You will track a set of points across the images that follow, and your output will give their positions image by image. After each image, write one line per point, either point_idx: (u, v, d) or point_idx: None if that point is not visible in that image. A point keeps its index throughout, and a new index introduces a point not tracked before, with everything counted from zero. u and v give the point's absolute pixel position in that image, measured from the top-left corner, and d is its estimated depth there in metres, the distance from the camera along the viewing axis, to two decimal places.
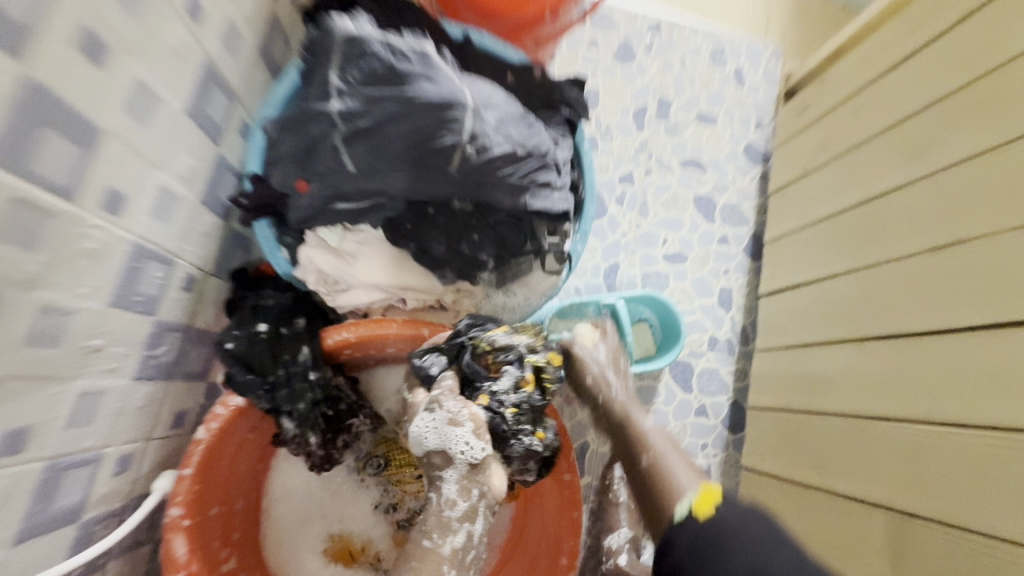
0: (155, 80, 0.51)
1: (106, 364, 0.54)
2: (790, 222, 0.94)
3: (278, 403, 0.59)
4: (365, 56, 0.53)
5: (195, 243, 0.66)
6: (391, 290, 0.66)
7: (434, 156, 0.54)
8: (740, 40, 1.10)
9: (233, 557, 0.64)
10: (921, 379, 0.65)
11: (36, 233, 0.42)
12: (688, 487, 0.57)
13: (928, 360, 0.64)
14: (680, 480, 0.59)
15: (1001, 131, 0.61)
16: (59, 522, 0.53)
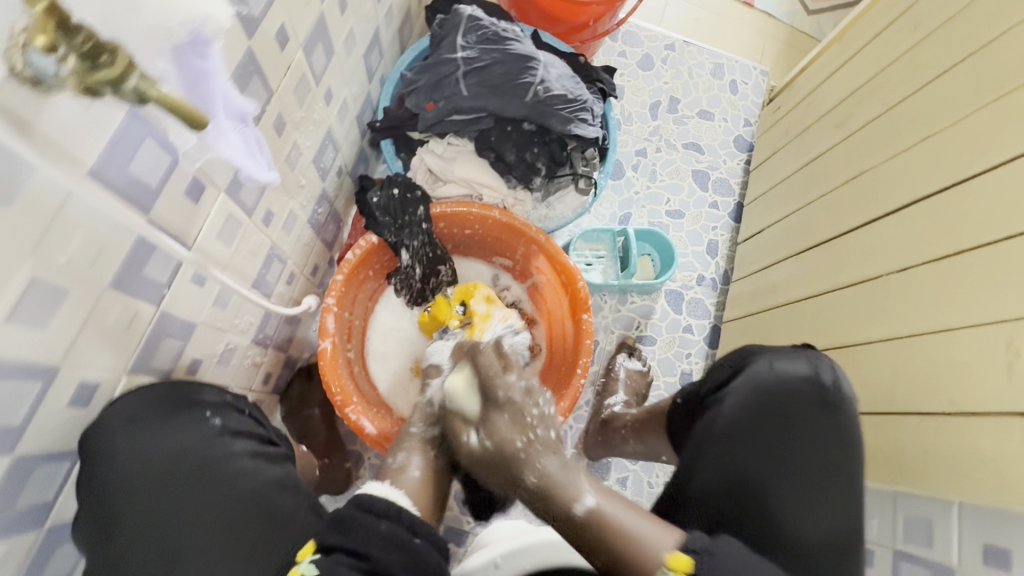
0: (361, 29, 0.85)
1: (303, 201, 0.85)
2: (763, 186, 1.26)
3: (402, 238, 0.92)
4: (482, 28, 0.90)
5: (348, 146, 0.98)
6: (473, 186, 0.98)
7: (518, 88, 0.89)
8: (735, 61, 1.45)
9: (353, 349, 0.95)
10: (844, 270, 0.92)
11: (305, 100, 0.74)
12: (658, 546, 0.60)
13: (845, 257, 0.93)
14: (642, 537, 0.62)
15: (888, 101, 0.94)
16: (264, 293, 0.81)
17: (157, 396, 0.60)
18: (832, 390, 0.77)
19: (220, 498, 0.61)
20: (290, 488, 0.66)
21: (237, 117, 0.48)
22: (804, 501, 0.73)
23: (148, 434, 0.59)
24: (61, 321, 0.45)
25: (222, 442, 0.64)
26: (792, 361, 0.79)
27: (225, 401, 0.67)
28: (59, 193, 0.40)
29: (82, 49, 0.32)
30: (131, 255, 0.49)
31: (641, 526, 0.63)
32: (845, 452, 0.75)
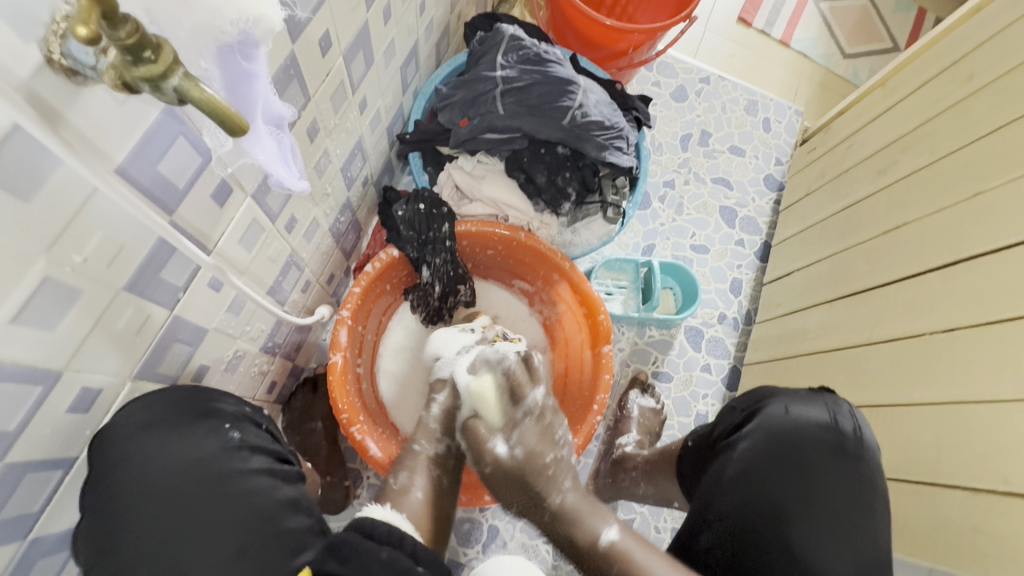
0: (403, 41, 0.84)
1: (326, 209, 0.83)
2: (795, 227, 1.23)
3: (423, 255, 0.89)
4: (524, 48, 0.89)
5: (377, 156, 0.96)
6: (500, 207, 0.96)
7: (555, 112, 0.88)
8: (770, 99, 1.43)
9: (363, 365, 0.92)
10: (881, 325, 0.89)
11: (340, 107, 0.72)
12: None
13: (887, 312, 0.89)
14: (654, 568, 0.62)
15: (936, 152, 0.92)
16: (277, 300, 0.78)
17: (175, 401, 0.56)
18: (851, 439, 0.72)
19: (231, 518, 0.54)
20: (304, 509, 0.59)
21: (274, 122, 0.46)
22: (829, 538, 0.66)
23: (162, 443, 0.55)
24: (70, 322, 0.42)
25: (239, 456, 0.58)
26: (808, 405, 0.74)
27: (243, 413, 0.63)
28: (84, 189, 0.38)
29: (125, 41, 0.28)
30: (148, 258, 0.47)
31: (647, 562, 0.62)
32: (859, 496, 0.69)
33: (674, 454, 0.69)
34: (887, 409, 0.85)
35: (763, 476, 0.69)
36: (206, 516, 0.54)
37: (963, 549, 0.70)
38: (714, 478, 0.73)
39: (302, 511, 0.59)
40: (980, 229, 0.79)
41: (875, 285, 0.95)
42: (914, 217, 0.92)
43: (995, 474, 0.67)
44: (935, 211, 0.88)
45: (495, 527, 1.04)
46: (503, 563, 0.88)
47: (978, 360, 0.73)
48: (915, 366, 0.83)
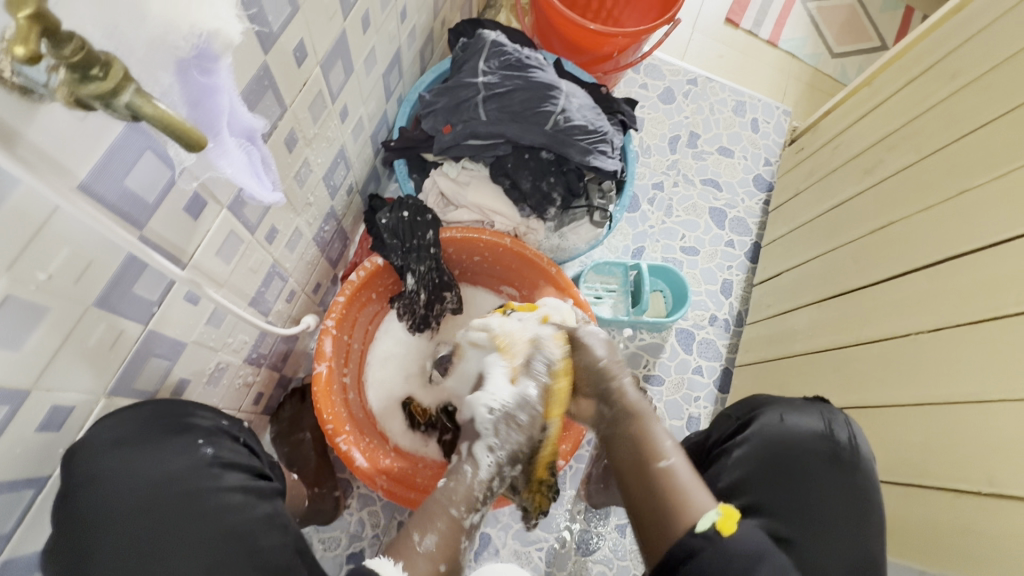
0: (383, 49, 0.83)
1: (310, 218, 0.82)
2: (784, 228, 1.23)
3: (408, 263, 0.89)
4: (505, 54, 0.89)
5: (361, 165, 0.95)
6: (485, 213, 0.95)
7: (538, 117, 0.87)
8: (758, 100, 1.43)
9: (349, 375, 0.91)
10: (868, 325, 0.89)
11: (320, 117, 0.72)
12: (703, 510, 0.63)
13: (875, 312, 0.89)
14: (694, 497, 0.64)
15: (922, 150, 0.92)
16: (261, 311, 0.78)
17: (146, 418, 0.55)
18: (847, 448, 0.71)
19: (202, 537, 0.53)
20: (280, 526, 0.58)
21: (243, 135, 0.46)
22: (828, 550, 0.65)
23: (133, 462, 0.54)
24: (37, 341, 0.42)
25: (211, 473, 0.57)
26: (803, 415, 0.74)
27: (219, 427, 0.62)
28: (46, 207, 0.37)
29: (70, 59, 0.28)
30: (118, 274, 0.46)
31: (693, 487, 0.65)
32: (857, 507, 0.68)
33: (670, 459, 0.67)
34: (875, 410, 0.85)
35: (757, 487, 0.69)
36: (177, 535, 0.53)
37: (952, 549, 0.69)
38: (707, 489, 0.72)
39: (278, 528, 0.58)
40: (965, 228, 0.79)
41: (863, 284, 0.95)
42: (901, 216, 0.91)
43: (981, 473, 0.67)
44: (921, 209, 0.88)
45: (487, 534, 1.03)
46: (493, 571, 0.87)
47: (965, 359, 0.73)
48: (903, 366, 0.82)
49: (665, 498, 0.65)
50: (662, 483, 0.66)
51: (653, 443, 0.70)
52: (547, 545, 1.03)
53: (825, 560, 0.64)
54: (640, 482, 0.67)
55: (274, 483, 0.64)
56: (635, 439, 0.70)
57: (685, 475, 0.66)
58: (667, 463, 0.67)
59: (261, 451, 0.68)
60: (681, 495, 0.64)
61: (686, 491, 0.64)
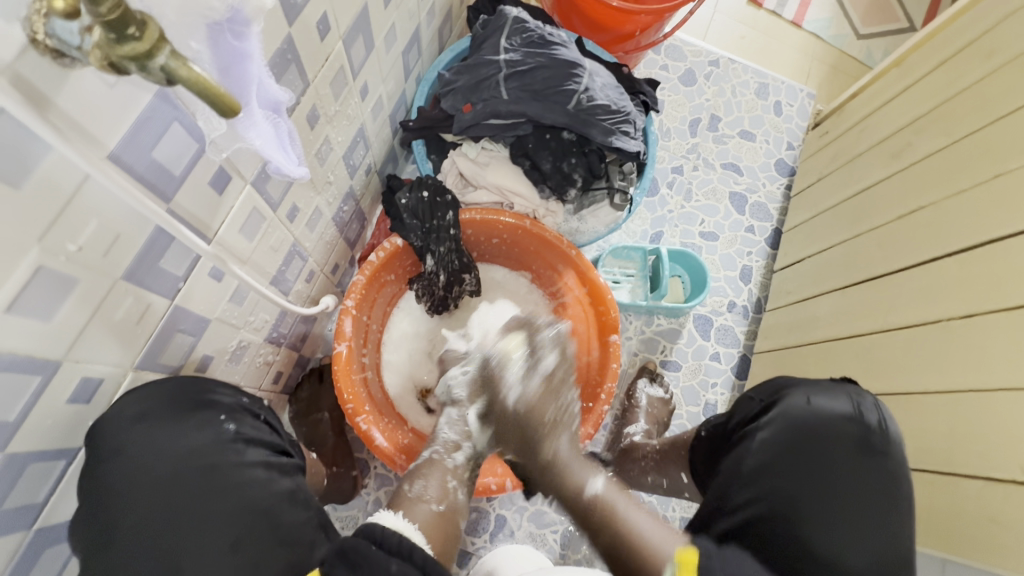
0: (403, 25, 0.82)
1: (329, 198, 0.82)
2: (807, 213, 1.21)
3: (426, 245, 0.88)
4: (527, 31, 0.87)
5: (380, 145, 0.94)
6: (505, 194, 0.94)
7: (560, 96, 0.86)
8: (782, 82, 1.40)
9: (368, 355, 0.91)
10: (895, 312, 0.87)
11: (341, 94, 0.71)
12: (669, 552, 0.60)
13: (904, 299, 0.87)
14: (655, 542, 0.63)
15: (952, 133, 0.90)
16: (282, 291, 0.78)
17: (168, 394, 0.55)
18: (876, 432, 0.70)
19: (227, 510, 0.54)
20: (302, 502, 0.59)
21: (270, 107, 0.45)
22: (855, 541, 0.64)
23: (157, 437, 0.54)
24: (68, 311, 0.42)
25: (234, 448, 0.57)
26: (833, 399, 0.72)
27: (240, 404, 0.62)
28: (76, 176, 0.37)
29: (106, 17, 0.27)
30: (147, 246, 0.46)
31: (653, 535, 0.64)
32: (882, 493, 0.67)
33: (598, 486, 0.72)
34: (901, 398, 0.83)
35: (780, 471, 0.68)
36: (201, 508, 0.54)
37: (979, 538, 0.68)
38: (730, 470, 0.71)
39: (299, 504, 0.59)
40: (1000, 211, 0.76)
41: (889, 271, 0.93)
42: (931, 201, 0.89)
43: (1012, 462, 0.65)
44: (953, 193, 0.85)
45: (502, 516, 1.04)
46: (509, 552, 0.88)
47: (998, 348, 0.71)
48: (930, 353, 0.81)
49: (602, 529, 0.68)
50: (631, 539, 0.65)
51: (574, 477, 0.73)
52: (562, 528, 1.04)
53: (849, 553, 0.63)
54: (597, 523, 0.69)
55: (295, 460, 0.65)
56: (564, 490, 0.73)
57: (617, 498, 0.71)
58: (597, 488, 0.72)
59: (281, 428, 0.68)
60: (612, 519, 0.68)
61: (654, 543, 0.63)
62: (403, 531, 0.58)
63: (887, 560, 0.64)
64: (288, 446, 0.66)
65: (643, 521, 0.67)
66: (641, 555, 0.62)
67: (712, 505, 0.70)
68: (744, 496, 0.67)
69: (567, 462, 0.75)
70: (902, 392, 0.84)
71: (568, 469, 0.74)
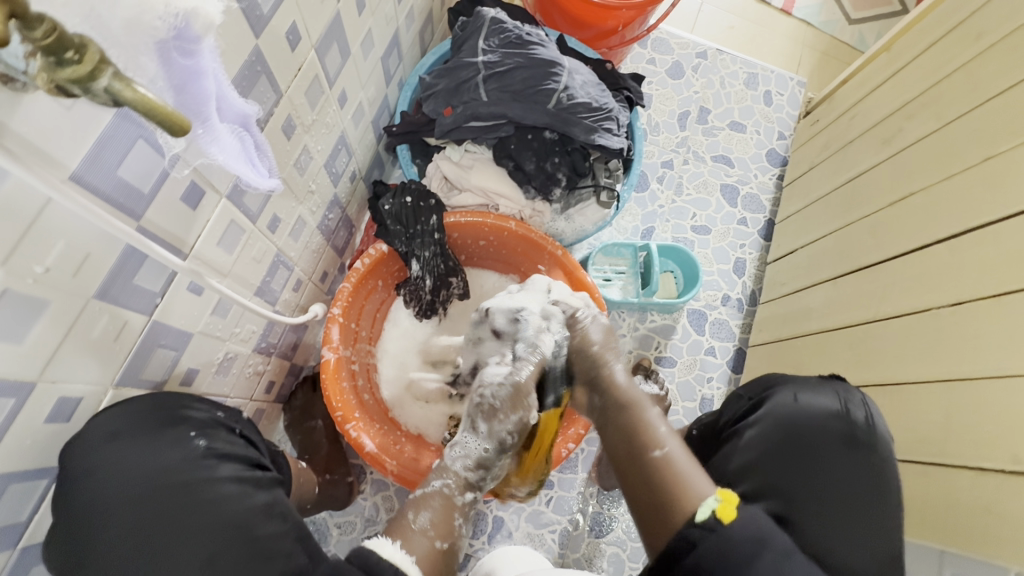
0: (380, 32, 0.81)
1: (313, 207, 0.82)
2: (798, 204, 1.20)
3: (411, 249, 0.89)
4: (506, 31, 0.86)
5: (364, 151, 0.94)
6: (490, 197, 0.94)
7: (540, 95, 0.85)
8: (771, 71, 1.39)
9: (359, 361, 0.91)
10: None
11: (318, 103, 0.71)
12: (707, 494, 0.60)
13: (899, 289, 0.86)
14: (694, 481, 0.62)
15: (943, 116, 0.88)
16: (268, 301, 0.78)
17: (142, 410, 0.55)
18: (863, 429, 0.69)
19: (199, 526, 0.54)
20: (278, 514, 0.59)
21: (236, 121, 0.45)
22: (846, 539, 0.64)
23: (127, 455, 0.53)
24: (40, 331, 0.42)
25: (205, 465, 0.57)
26: (817, 394, 0.71)
27: (213, 419, 0.62)
28: (37, 200, 0.37)
29: (43, 42, 0.27)
30: (119, 264, 0.46)
31: (692, 474, 0.63)
32: (873, 489, 0.66)
33: (665, 448, 0.66)
34: (894, 387, 0.83)
35: (767, 468, 0.67)
36: (174, 525, 0.53)
37: (971, 529, 0.68)
38: (718, 469, 0.70)
39: (276, 516, 0.58)
40: (989, 196, 0.75)
41: (880, 260, 0.92)
42: (920, 187, 0.88)
43: (1006, 453, 0.65)
44: (945, 178, 0.84)
45: (500, 518, 1.04)
46: (505, 554, 0.88)
47: (989, 335, 0.70)
48: (923, 341, 0.80)
49: (658, 441, 0.67)
50: (662, 478, 0.63)
51: (648, 429, 0.68)
52: (561, 527, 1.04)
53: (837, 551, 0.63)
54: (636, 473, 0.66)
55: (271, 473, 0.64)
56: (626, 433, 0.69)
57: (682, 458, 0.65)
58: (665, 451, 0.66)
59: (258, 440, 0.68)
60: (672, 455, 0.65)
61: (683, 476, 0.63)
62: (400, 565, 0.57)
63: (878, 560, 0.63)
64: (264, 458, 0.66)
65: (673, 448, 0.66)
66: (672, 505, 0.61)
67: None
68: (732, 493, 0.67)
69: (627, 404, 0.72)
70: (893, 381, 0.83)
71: (646, 422, 0.69)
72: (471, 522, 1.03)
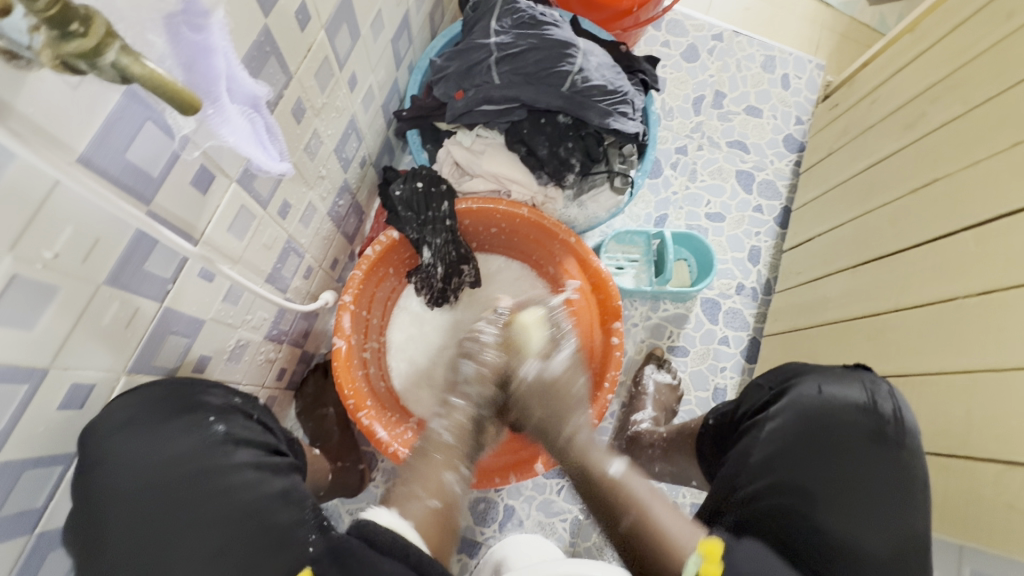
0: (390, 14, 0.79)
1: (322, 193, 0.80)
2: (815, 190, 1.17)
3: (422, 236, 0.87)
4: (517, 12, 0.84)
5: (374, 136, 0.93)
6: (502, 182, 0.93)
7: (553, 78, 0.83)
8: (789, 54, 1.35)
9: (370, 351, 0.91)
10: None
11: (327, 86, 0.69)
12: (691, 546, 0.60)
13: (922, 279, 0.84)
14: (677, 536, 0.62)
15: (970, 99, 0.85)
16: (279, 288, 0.77)
17: (158, 398, 0.55)
18: (891, 421, 0.68)
19: (213, 515, 0.53)
20: (294, 501, 0.58)
21: (247, 102, 0.44)
22: (873, 535, 0.62)
23: (147, 440, 0.54)
24: (50, 319, 0.41)
25: (223, 451, 0.57)
26: (843, 385, 0.70)
27: (230, 405, 0.62)
28: (45, 182, 0.36)
29: (45, 13, 0.26)
30: (129, 250, 0.46)
31: (673, 528, 0.63)
32: (897, 483, 0.65)
33: (633, 515, 0.65)
34: (914, 378, 0.81)
35: (790, 461, 0.66)
36: (188, 516, 0.52)
37: (993, 524, 0.66)
38: (739, 462, 0.69)
39: (293, 504, 0.57)
40: (1017, 182, 0.73)
41: (902, 248, 0.90)
42: (946, 172, 0.85)
43: None
44: (971, 163, 0.81)
45: (510, 506, 1.03)
46: (517, 543, 0.88)
47: (1015, 326, 0.68)
48: (946, 332, 0.78)
49: (626, 510, 0.66)
50: (643, 530, 0.63)
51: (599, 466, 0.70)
52: (571, 516, 1.03)
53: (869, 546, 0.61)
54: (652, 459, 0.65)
55: (290, 459, 0.64)
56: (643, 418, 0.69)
57: (641, 487, 0.68)
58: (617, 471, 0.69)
59: (275, 427, 0.68)
60: (639, 509, 0.65)
61: (670, 534, 0.62)
62: (394, 528, 0.53)
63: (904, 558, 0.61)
64: (282, 445, 0.66)
65: (660, 512, 0.65)
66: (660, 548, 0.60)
67: (720, 496, 0.69)
68: (755, 485, 0.66)
69: (584, 447, 0.73)
70: (914, 371, 0.81)
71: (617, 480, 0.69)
72: (483, 510, 1.03)
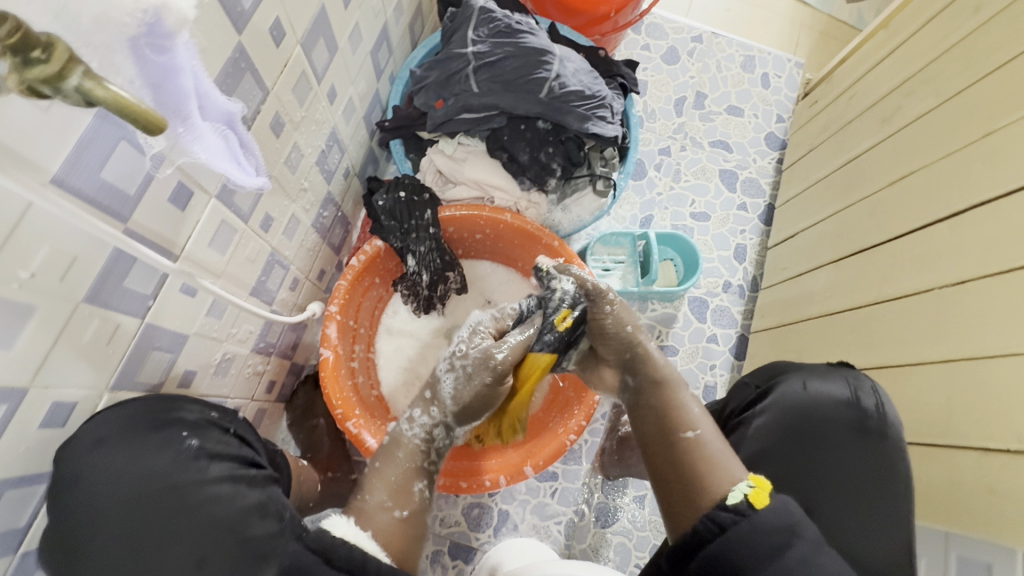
0: (368, 27, 0.81)
1: (306, 204, 0.81)
2: (798, 187, 1.18)
3: (407, 245, 0.88)
4: (493, 21, 0.85)
5: (357, 147, 0.93)
6: (485, 189, 0.94)
7: (532, 84, 0.84)
8: (768, 54, 1.37)
9: (358, 359, 0.92)
10: None
11: (306, 99, 0.70)
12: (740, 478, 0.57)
13: (900, 270, 0.85)
14: (728, 466, 0.59)
15: (941, 93, 0.87)
16: (265, 300, 0.78)
17: (130, 415, 0.54)
18: (873, 417, 0.68)
19: (190, 530, 0.54)
20: (271, 512, 0.58)
21: (221, 119, 0.44)
22: (855, 527, 0.64)
23: (120, 459, 0.53)
24: (29, 338, 0.42)
25: (196, 467, 0.57)
26: (827, 381, 0.70)
27: (206, 419, 0.62)
28: (18, 205, 0.37)
29: (7, 42, 0.26)
30: (108, 267, 0.46)
31: (727, 460, 0.60)
32: (883, 478, 0.66)
33: (696, 430, 0.63)
34: (897, 369, 0.82)
35: (781, 458, 0.67)
36: (167, 530, 0.53)
37: (975, 512, 0.67)
38: None
39: (270, 515, 0.58)
40: (988, 172, 0.74)
41: (881, 241, 0.91)
42: (920, 165, 0.87)
43: (1009, 432, 0.64)
44: (943, 155, 0.83)
45: (505, 511, 1.04)
46: (512, 548, 0.88)
47: (992, 313, 0.69)
48: (924, 323, 0.79)
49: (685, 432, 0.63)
50: (694, 466, 0.60)
51: (680, 410, 0.66)
52: (566, 519, 1.04)
53: (856, 539, 0.64)
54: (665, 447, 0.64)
55: (268, 471, 0.65)
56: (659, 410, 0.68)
57: (709, 427, 0.64)
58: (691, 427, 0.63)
59: (253, 439, 0.68)
60: (699, 440, 0.62)
61: (718, 460, 0.60)
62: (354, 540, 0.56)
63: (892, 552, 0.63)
64: (260, 458, 0.66)
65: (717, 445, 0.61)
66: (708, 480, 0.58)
67: None
68: None
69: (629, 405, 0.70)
70: (895, 363, 0.83)
71: (674, 403, 0.67)
72: (477, 515, 1.03)
